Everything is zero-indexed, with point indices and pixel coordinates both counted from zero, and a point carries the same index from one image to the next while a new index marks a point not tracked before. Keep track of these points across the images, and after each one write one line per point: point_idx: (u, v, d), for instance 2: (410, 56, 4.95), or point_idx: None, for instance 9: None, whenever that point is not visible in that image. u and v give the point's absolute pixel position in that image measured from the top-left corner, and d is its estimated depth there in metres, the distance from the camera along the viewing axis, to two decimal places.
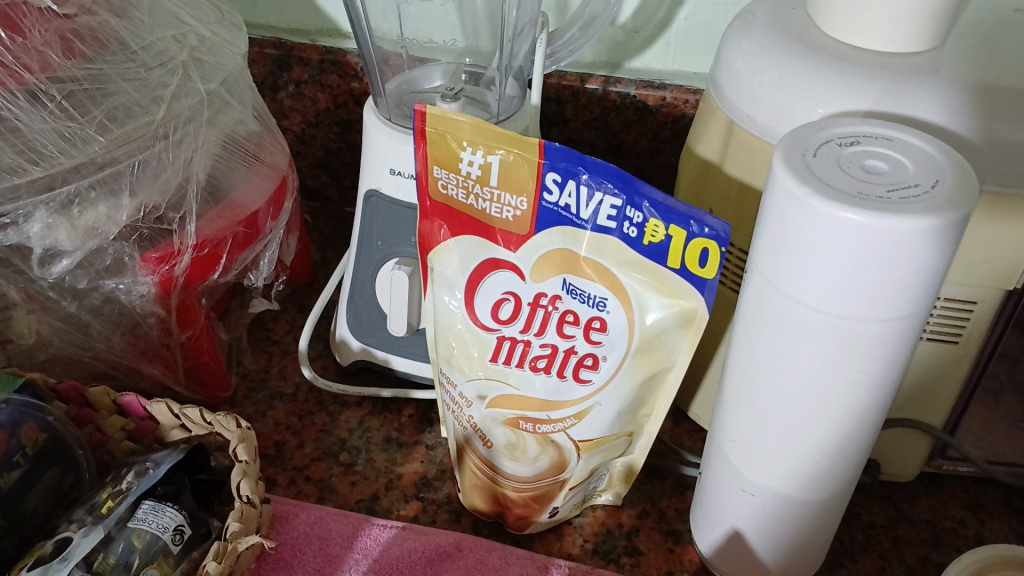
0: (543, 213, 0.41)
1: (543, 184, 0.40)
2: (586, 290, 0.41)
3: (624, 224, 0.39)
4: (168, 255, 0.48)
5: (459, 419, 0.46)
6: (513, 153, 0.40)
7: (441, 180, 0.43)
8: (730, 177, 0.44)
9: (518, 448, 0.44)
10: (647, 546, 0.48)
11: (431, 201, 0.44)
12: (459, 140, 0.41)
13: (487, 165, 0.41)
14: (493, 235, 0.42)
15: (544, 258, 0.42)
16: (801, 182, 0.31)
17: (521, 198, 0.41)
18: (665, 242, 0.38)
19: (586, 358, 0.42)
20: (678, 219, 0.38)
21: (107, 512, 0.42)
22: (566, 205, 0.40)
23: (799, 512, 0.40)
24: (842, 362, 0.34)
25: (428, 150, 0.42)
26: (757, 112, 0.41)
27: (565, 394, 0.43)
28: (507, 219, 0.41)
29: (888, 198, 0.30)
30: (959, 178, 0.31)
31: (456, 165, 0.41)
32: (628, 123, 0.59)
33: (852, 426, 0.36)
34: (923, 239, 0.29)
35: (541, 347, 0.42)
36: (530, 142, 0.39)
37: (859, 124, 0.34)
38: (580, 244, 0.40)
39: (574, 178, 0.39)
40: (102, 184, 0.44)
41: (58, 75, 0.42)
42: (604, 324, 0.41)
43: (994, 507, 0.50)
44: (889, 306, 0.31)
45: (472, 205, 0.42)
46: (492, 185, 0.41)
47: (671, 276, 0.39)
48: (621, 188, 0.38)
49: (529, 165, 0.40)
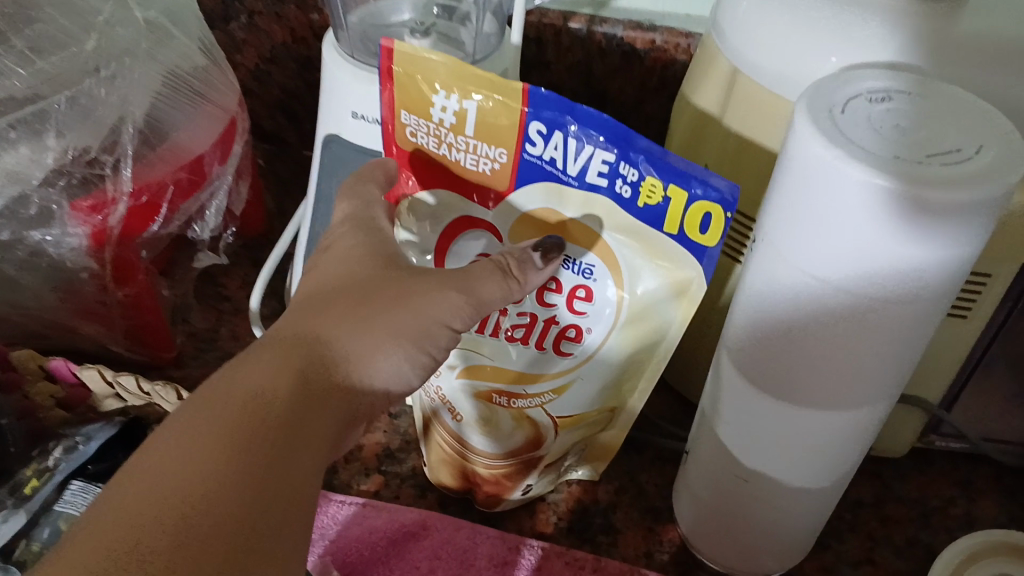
0: (525, 166, 0.36)
1: (525, 134, 0.35)
2: (567, 254, 0.38)
3: (618, 181, 0.34)
4: (101, 204, 0.43)
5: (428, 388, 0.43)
6: (492, 98, 0.35)
7: (409, 127, 0.38)
8: (731, 132, 0.40)
9: (492, 421, 0.41)
10: (625, 524, 0.45)
11: (397, 149, 0.39)
12: (429, 83, 0.36)
13: (462, 111, 0.36)
14: (469, 188, 0.38)
15: (524, 219, 0.38)
16: (829, 143, 0.27)
17: (501, 150, 0.36)
18: (661, 205, 0.34)
19: (569, 329, 0.39)
20: (679, 180, 0.33)
21: (30, 492, 0.38)
22: (551, 159, 0.35)
23: (794, 500, 0.38)
24: (858, 347, 0.30)
25: (392, 92, 0.37)
26: (763, 60, 0.37)
27: (542, 366, 0.40)
28: (485, 172, 0.37)
29: (926, 164, 0.26)
30: (1003, 143, 0.27)
31: (425, 111, 0.36)
32: (613, 68, 0.55)
33: (860, 413, 0.33)
34: (964, 212, 0.26)
35: (519, 316, 0.39)
36: (510, 86, 0.34)
37: (888, 77, 0.31)
38: (564, 204, 0.36)
39: (562, 129, 0.34)
40: (23, 123, 0.40)
41: None
42: (588, 293, 0.38)
43: (984, 485, 0.48)
44: (918, 288, 0.28)
45: (445, 155, 0.38)
46: (468, 134, 0.36)
47: (667, 242, 0.35)
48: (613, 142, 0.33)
49: (509, 112, 0.35)
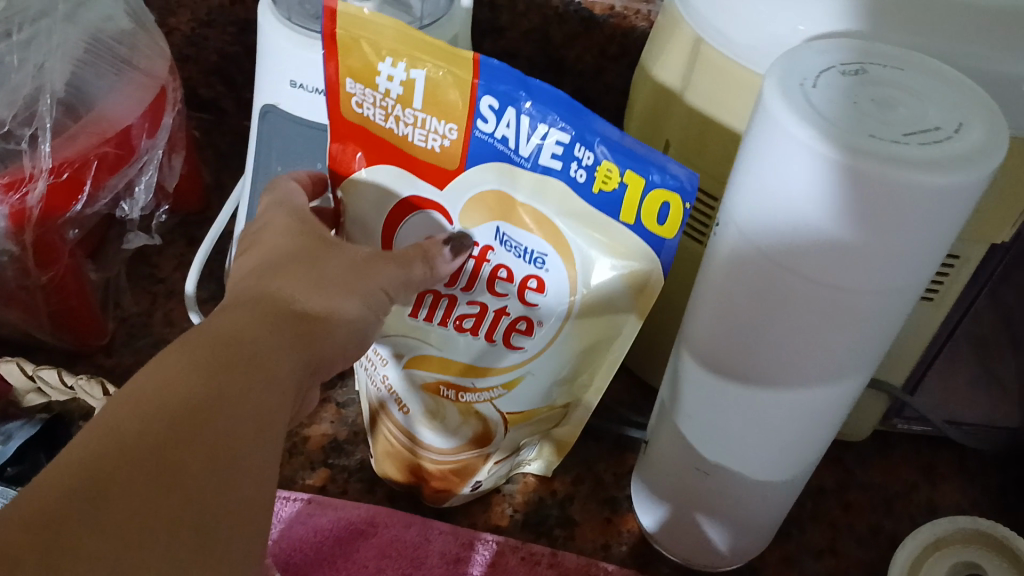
0: (475, 144, 0.33)
1: (477, 108, 0.32)
2: (517, 240, 0.35)
3: (575, 165, 0.32)
4: (18, 181, 0.39)
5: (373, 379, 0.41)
6: (445, 70, 0.32)
7: (355, 97, 0.34)
8: (695, 111, 0.37)
9: (437, 414, 0.39)
10: (583, 516, 0.44)
11: (339, 121, 0.36)
12: (376, 48, 0.33)
13: (409, 82, 0.33)
14: (416, 168, 0.35)
15: (471, 201, 0.35)
16: (802, 120, 0.25)
17: (450, 126, 0.33)
18: (618, 191, 0.31)
19: (519, 321, 0.37)
20: (636, 164, 0.30)
21: None
22: (503, 138, 0.33)
23: (755, 492, 0.36)
24: (825, 337, 0.29)
25: (333, 59, 0.34)
26: (730, 29, 0.34)
27: (488, 357, 0.38)
28: (435, 148, 0.34)
29: (904, 143, 0.24)
30: (985, 122, 0.26)
31: (370, 81, 0.34)
32: (572, 36, 0.52)
33: (825, 405, 0.32)
34: (944, 196, 0.24)
35: (469, 305, 0.37)
36: (464, 59, 0.32)
37: (863, 48, 0.29)
38: (511, 188, 0.34)
39: (514, 105, 0.31)
40: None
41: None
42: (537, 281, 0.36)
43: (947, 470, 0.47)
44: (890, 276, 0.26)
45: (390, 131, 0.35)
46: (415, 107, 0.33)
47: (624, 232, 0.33)
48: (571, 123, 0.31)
49: (460, 86, 0.32)
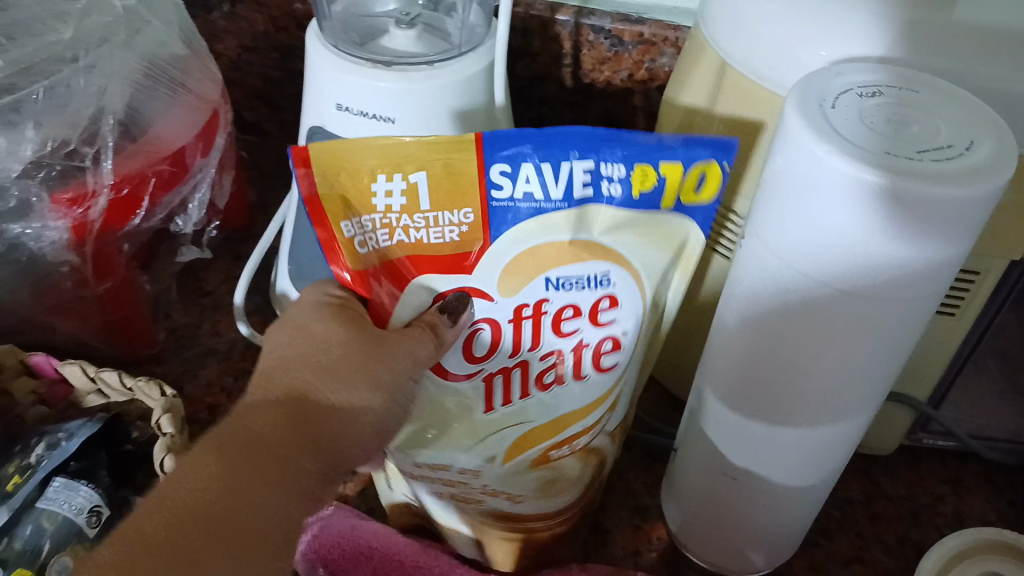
0: (495, 215, 0.34)
1: (484, 183, 0.34)
2: (574, 272, 0.36)
3: (606, 184, 0.34)
4: (80, 197, 0.42)
5: (456, 496, 0.41)
6: (447, 157, 0.34)
7: (354, 238, 0.35)
8: (724, 120, 0.39)
9: (548, 483, 0.40)
10: (614, 524, 0.45)
11: (344, 267, 0.36)
12: (354, 181, 0.34)
13: (412, 186, 0.34)
14: (435, 267, 0.36)
15: (513, 266, 0.35)
16: (819, 139, 0.27)
17: (464, 209, 0.34)
18: (658, 185, 0.34)
19: (603, 344, 0.37)
20: (665, 153, 0.34)
21: (13, 489, 0.38)
22: (527, 194, 0.34)
23: (781, 498, 0.37)
24: (846, 347, 0.30)
25: (320, 205, 0.34)
26: (753, 52, 0.36)
27: (585, 400, 0.38)
28: (454, 239, 0.35)
29: (917, 159, 0.26)
30: (996, 139, 0.27)
31: (364, 211, 0.35)
32: (601, 60, 0.54)
33: (849, 412, 0.33)
34: (956, 209, 0.25)
35: (543, 360, 0.37)
36: (454, 136, 0.33)
37: (879, 72, 0.30)
38: (565, 229, 0.35)
39: (527, 159, 0.33)
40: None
41: None
42: (610, 299, 0.36)
43: (974, 483, 0.48)
44: (909, 287, 0.28)
45: (406, 246, 0.35)
46: (426, 209, 0.34)
47: (666, 216, 0.35)
48: (587, 149, 0.33)
49: (471, 163, 0.34)
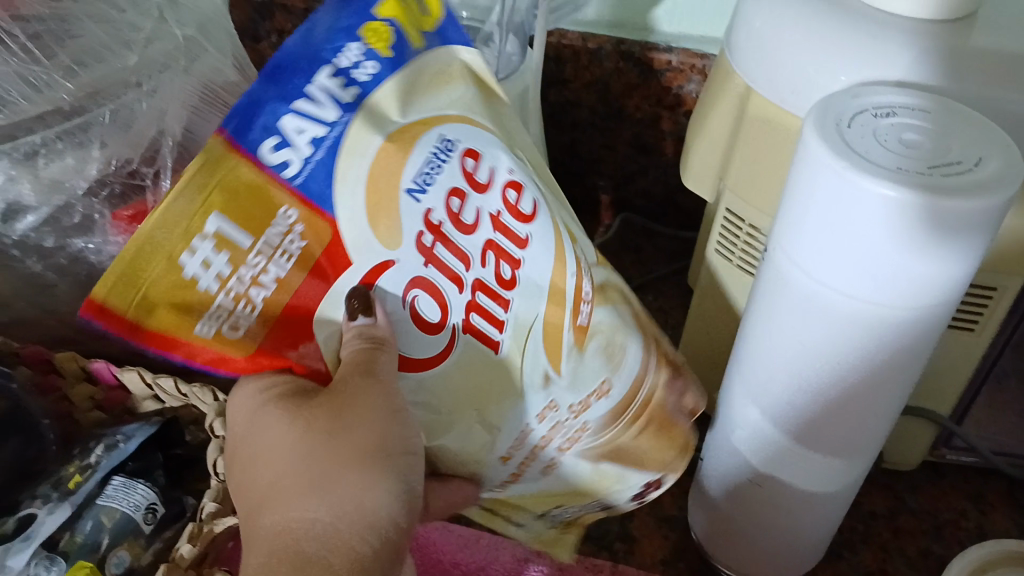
0: (302, 194, 0.30)
1: (263, 162, 0.29)
2: (418, 167, 0.34)
3: (354, 61, 0.32)
4: (140, 215, 0.41)
5: (564, 445, 0.40)
6: (223, 184, 0.28)
7: (226, 327, 0.29)
8: (748, 146, 0.41)
9: (607, 350, 0.40)
10: (642, 532, 0.47)
11: (236, 362, 0.30)
12: (177, 285, 0.28)
13: (219, 234, 0.28)
14: (315, 296, 0.31)
15: (370, 210, 0.32)
16: (837, 157, 0.28)
17: (284, 211, 0.30)
18: (392, 30, 0.34)
19: (510, 197, 0.37)
20: (367, 10, 0.33)
21: (74, 487, 0.40)
22: (289, 165, 0.30)
23: (804, 505, 0.39)
24: (865, 354, 0.32)
25: (162, 333, 0.28)
26: (777, 78, 0.39)
27: (544, 262, 0.37)
28: (303, 248, 0.30)
29: (928, 175, 0.28)
30: (1004, 157, 0.29)
31: (202, 301, 0.28)
32: (631, 86, 0.56)
33: (869, 421, 0.35)
34: (967, 220, 0.27)
35: (486, 265, 0.35)
36: (195, 162, 0.27)
37: (893, 95, 0.32)
38: (372, 130, 0.32)
39: (271, 112, 0.29)
40: (69, 135, 0.38)
41: (20, 14, 0.37)
42: (471, 154, 0.36)
43: (996, 499, 0.49)
44: (922, 296, 0.29)
45: (275, 294, 0.30)
46: (249, 246, 0.29)
47: (425, 59, 0.36)
48: (293, 65, 0.30)
49: (245, 167, 0.28)
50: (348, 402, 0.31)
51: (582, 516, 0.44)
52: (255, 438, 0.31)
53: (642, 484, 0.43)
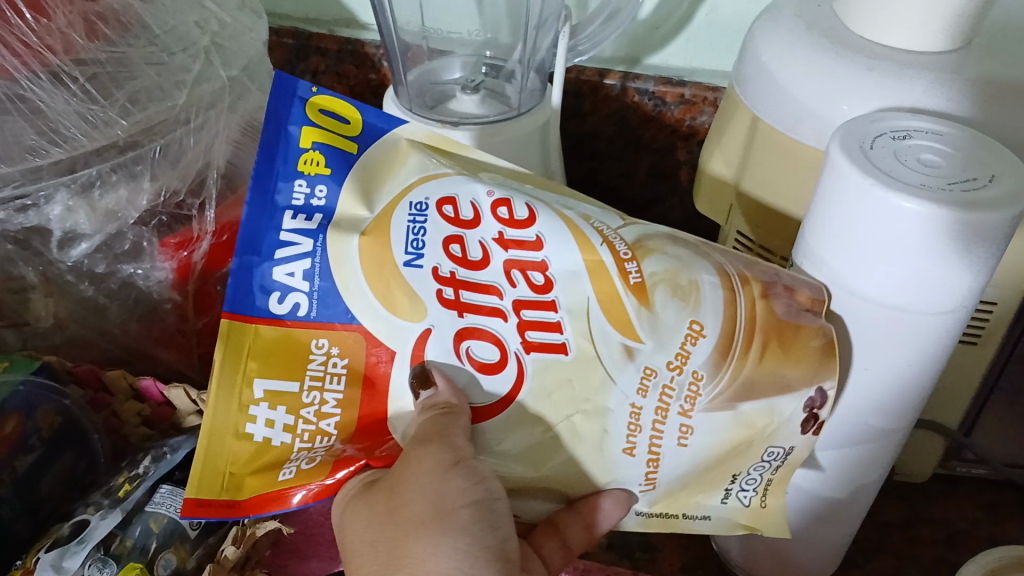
0: (326, 321, 0.34)
1: (278, 318, 0.35)
2: (404, 240, 0.35)
3: (305, 195, 0.36)
4: (186, 241, 0.48)
5: (686, 408, 0.33)
6: (252, 351, 0.34)
7: (303, 450, 0.35)
8: (757, 170, 0.44)
9: (677, 295, 0.33)
10: (663, 543, 0.49)
11: (333, 484, 0.37)
12: (252, 461, 0.35)
13: (268, 394, 0.34)
14: (380, 388, 0.35)
15: (383, 298, 0.34)
16: (863, 173, 0.31)
17: (316, 345, 0.35)
18: (318, 151, 0.37)
19: (499, 210, 0.36)
20: (281, 151, 0.37)
21: (124, 495, 0.43)
22: (299, 303, 0.35)
23: (827, 509, 0.41)
24: (891, 356, 0.34)
25: (260, 494, 0.35)
26: (784, 107, 0.41)
27: (569, 250, 0.34)
28: (348, 365, 0.35)
29: (948, 190, 0.30)
30: (1015, 173, 0.31)
31: (289, 456, 0.35)
32: (647, 118, 0.59)
33: (890, 421, 0.37)
34: (989, 231, 0.29)
35: (517, 276, 0.34)
36: (218, 347, 0.34)
37: (908, 119, 0.35)
38: (346, 233, 0.35)
39: (262, 271, 0.35)
40: (123, 168, 0.44)
41: (82, 58, 0.41)
42: (447, 201, 0.36)
43: (1009, 508, 0.50)
44: (945, 301, 0.32)
45: (343, 412, 0.35)
46: (298, 387, 0.34)
47: (371, 156, 0.38)
48: (260, 225, 0.35)
49: (266, 330, 0.34)
50: (400, 482, 0.34)
51: (771, 481, 0.36)
52: (348, 539, 0.36)
53: (805, 411, 0.34)
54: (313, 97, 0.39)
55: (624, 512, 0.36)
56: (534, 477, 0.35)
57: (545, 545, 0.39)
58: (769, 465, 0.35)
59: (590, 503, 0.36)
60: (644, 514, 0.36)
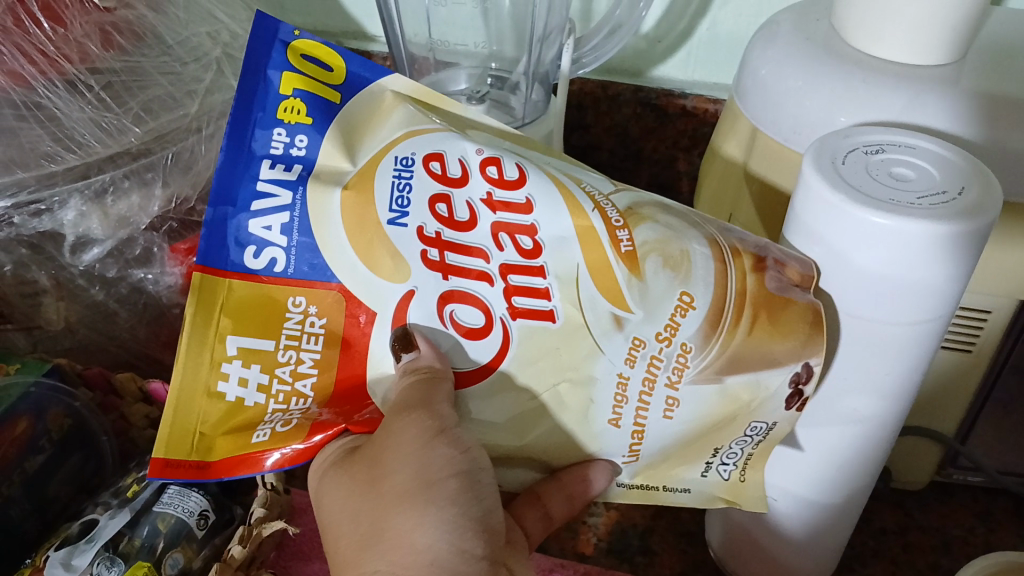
0: (303, 276, 0.34)
1: (254, 273, 0.34)
2: (389, 197, 0.34)
3: (284, 143, 0.35)
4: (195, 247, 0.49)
5: (673, 378, 0.33)
6: (226, 307, 0.33)
7: (279, 411, 0.34)
8: (756, 178, 0.45)
9: (669, 264, 0.33)
10: (661, 546, 0.50)
11: (307, 447, 0.36)
12: (224, 421, 0.34)
13: (241, 352, 0.34)
14: (359, 350, 0.34)
15: (364, 255, 0.33)
16: (834, 189, 0.32)
17: (293, 304, 0.34)
18: (297, 98, 0.36)
19: (488, 168, 0.35)
20: (258, 98, 0.36)
21: (132, 495, 0.45)
22: (276, 256, 0.34)
23: (817, 515, 0.41)
24: (870, 367, 0.35)
25: (232, 456, 0.35)
26: (781, 119, 0.42)
27: (560, 215, 0.33)
28: (327, 326, 0.34)
29: (918, 204, 0.31)
30: (983, 186, 0.32)
31: (263, 417, 0.34)
32: (648, 130, 0.61)
33: (874, 430, 0.37)
34: (958, 243, 0.30)
35: (502, 237, 0.33)
36: (189, 303, 0.33)
37: (882, 133, 0.36)
38: (327, 186, 0.34)
39: (238, 222, 0.34)
40: (136, 174, 0.45)
41: (96, 67, 0.42)
42: (434, 157, 0.35)
43: (1004, 517, 0.50)
44: (919, 312, 0.32)
45: (320, 374, 0.34)
46: (274, 346, 0.34)
47: (354, 108, 0.38)
48: (235, 174, 0.34)
49: (239, 285, 0.34)
50: (381, 452, 0.35)
51: (751, 456, 0.37)
52: (327, 501, 0.37)
53: (789, 386, 0.34)
54: (296, 40, 0.39)
55: (610, 482, 0.37)
56: (520, 446, 0.36)
57: (525, 516, 0.40)
58: (751, 440, 0.36)
59: (577, 473, 0.36)
60: (625, 485, 0.37)
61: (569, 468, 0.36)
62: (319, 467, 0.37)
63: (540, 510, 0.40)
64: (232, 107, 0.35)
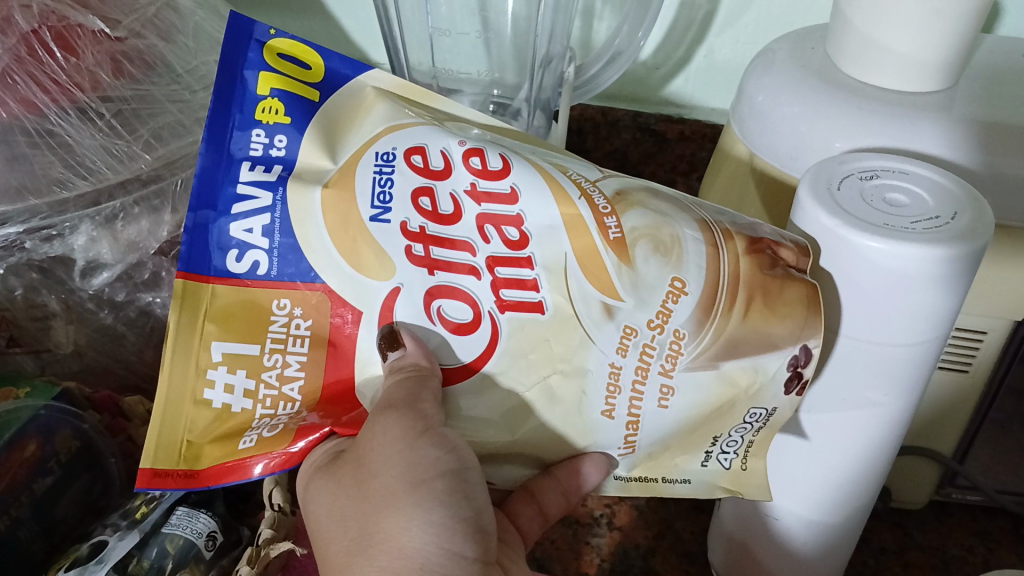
0: (286, 276, 0.34)
1: (237, 276, 0.34)
2: (370, 193, 0.34)
3: (263, 145, 0.36)
4: None
5: (667, 366, 0.34)
6: (209, 312, 0.34)
7: (271, 411, 0.35)
8: (761, 183, 0.45)
9: (659, 250, 0.34)
10: (663, 567, 0.50)
11: (295, 453, 0.37)
12: (210, 430, 0.35)
13: (227, 358, 0.34)
14: (346, 352, 0.35)
15: (348, 256, 0.34)
16: (831, 215, 0.33)
17: (281, 304, 0.34)
18: (274, 99, 0.37)
19: (473, 161, 0.35)
20: (236, 99, 0.37)
21: (141, 517, 0.45)
22: (259, 256, 0.34)
23: (820, 536, 0.42)
24: (870, 386, 0.35)
25: (219, 465, 0.35)
26: (778, 144, 0.44)
27: (547, 204, 0.34)
28: (312, 328, 0.34)
29: (912, 228, 0.32)
30: (976, 212, 0.33)
31: (250, 424, 0.35)
32: (647, 155, 0.62)
33: (873, 450, 0.38)
34: (953, 266, 0.31)
35: (489, 230, 0.34)
36: (173, 310, 0.33)
37: (875, 159, 0.37)
38: (307, 185, 0.34)
39: (221, 225, 0.34)
40: (146, 201, 0.46)
41: (108, 95, 0.43)
42: (416, 152, 0.36)
43: (1002, 536, 0.51)
44: (916, 332, 0.33)
45: (307, 376, 0.34)
46: (260, 350, 0.34)
47: (336, 105, 0.38)
48: (216, 177, 0.35)
49: (222, 290, 0.34)
50: (368, 455, 0.35)
51: (752, 443, 0.37)
52: (320, 512, 0.37)
53: (789, 369, 0.34)
54: (272, 40, 0.39)
55: (603, 475, 0.37)
56: (510, 444, 0.36)
57: (522, 514, 0.43)
58: (751, 427, 0.36)
59: (570, 467, 0.36)
60: (623, 478, 0.37)
61: (562, 463, 0.37)
62: (308, 471, 0.38)
63: (533, 508, 0.42)
64: (210, 109, 0.36)
